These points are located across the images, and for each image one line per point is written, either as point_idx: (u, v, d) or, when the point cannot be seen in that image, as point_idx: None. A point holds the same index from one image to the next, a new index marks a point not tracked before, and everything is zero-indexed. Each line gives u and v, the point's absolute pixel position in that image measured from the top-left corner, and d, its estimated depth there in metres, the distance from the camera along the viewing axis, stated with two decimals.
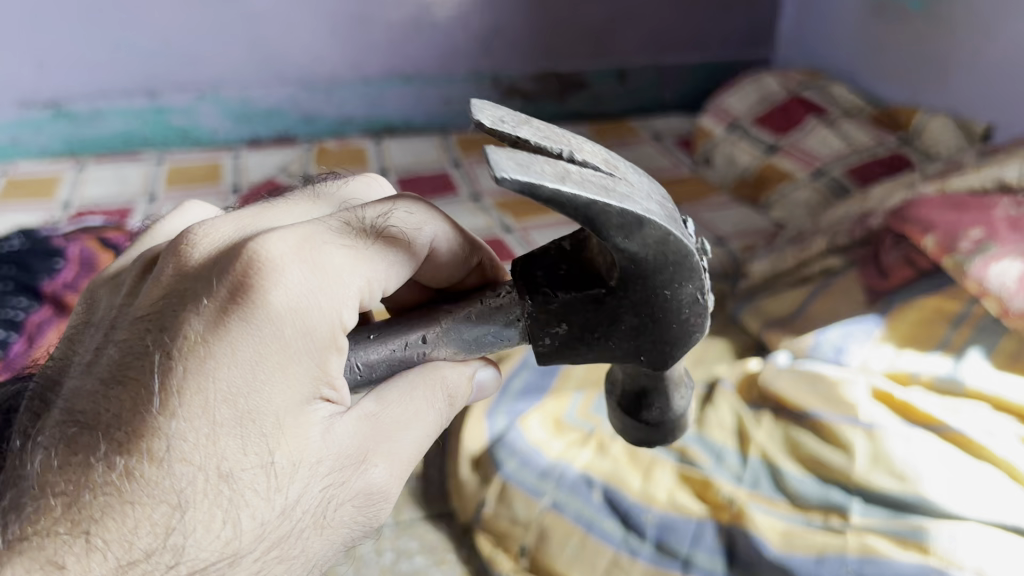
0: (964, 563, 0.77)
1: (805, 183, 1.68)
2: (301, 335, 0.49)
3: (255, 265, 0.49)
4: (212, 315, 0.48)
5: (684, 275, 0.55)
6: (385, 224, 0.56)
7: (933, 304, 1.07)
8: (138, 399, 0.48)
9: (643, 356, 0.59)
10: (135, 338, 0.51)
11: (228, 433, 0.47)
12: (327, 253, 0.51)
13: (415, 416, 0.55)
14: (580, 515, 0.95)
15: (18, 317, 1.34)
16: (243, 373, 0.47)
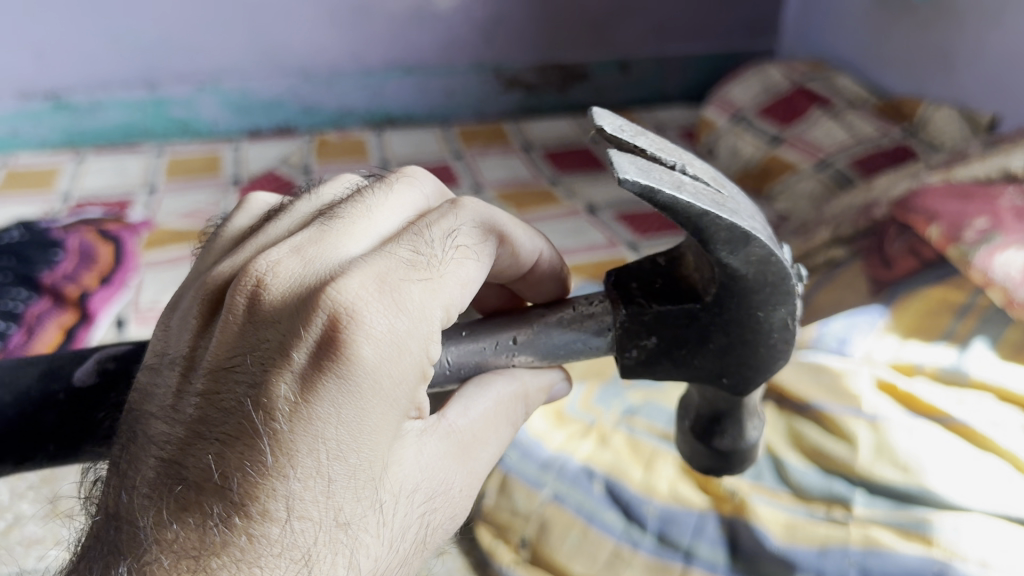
0: (967, 555, 0.77)
1: (810, 174, 1.67)
2: (396, 380, 0.45)
3: (346, 320, 0.44)
4: (305, 374, 0.44)
5: (777, 298, 0.58)
6: (453, 244, 0.51)
7: (937, 294, 1.06)
8: (243, 461, 0.44)
9: (724, 378, 0.63)
10: (221, 388, 0.46)
11: (343, 487, 0.44)
12: (405, 287, 0.46)
13: (495, 428, 0.55)
14: (581, 507, 0.95)
15: (18, 309, 1.33)
16: (347, 430, 0.44)
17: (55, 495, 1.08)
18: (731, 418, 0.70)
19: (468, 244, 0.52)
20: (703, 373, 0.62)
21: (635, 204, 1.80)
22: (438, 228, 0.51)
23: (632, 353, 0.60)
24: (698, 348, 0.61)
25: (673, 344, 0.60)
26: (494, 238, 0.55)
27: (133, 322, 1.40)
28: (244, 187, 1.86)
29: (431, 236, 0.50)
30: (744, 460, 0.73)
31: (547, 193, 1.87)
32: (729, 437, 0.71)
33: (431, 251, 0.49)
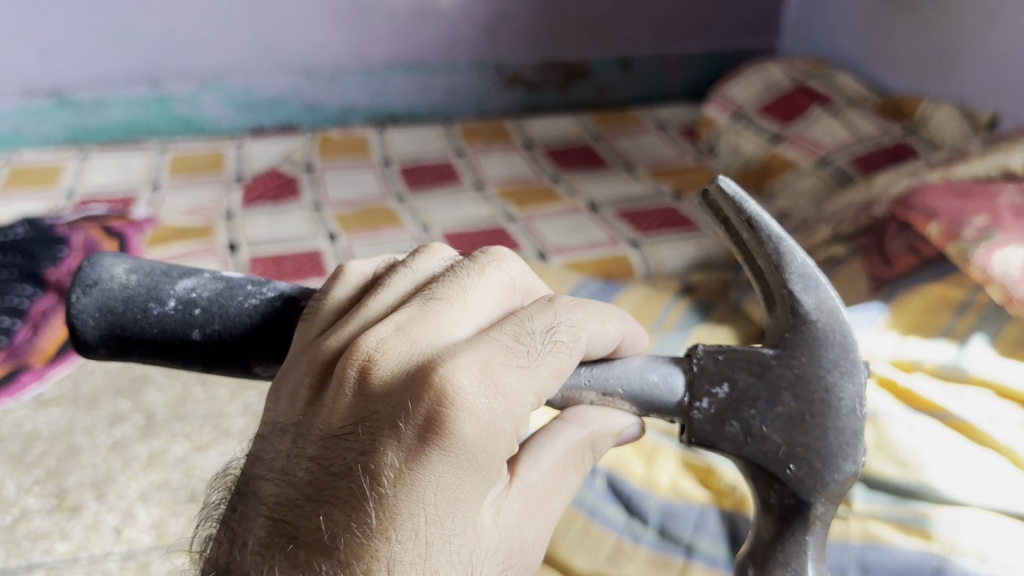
0: (966, 550, 0.78)
1: (810, 172, 1.68)
2: (494, 452, 0.42)
3: (452, 397, 0.41)
4: (410, 449, 0.41)
5: (846, 371, 0.53)
6: (551, 332, 0.46)
7: (937, 291, 1.06)
8: (348, 527, 0.41)
9: (791, 465, 0.53)
10: (326, 456, 0.43)
11: (441, 551, 0.41)
12: (507, 369, 0.42)
13: (564, 482, 0.51)
14: (583, 501, 0.95)
15: (23, 305, 1.37)
16: (446, 498, 0.41)
17: (60, 490, 1.08)
18: (789, 541, 0.57)
19: (564, 338, 0.46)
20: (767, 450, 0.53)
21: (636, 202, 1.80)
22: (539, 318, 0.45)
23: (701, 403, 0.53)
24: (766, 411, 0.53)
25: (744, 402, 0.53)
26: (584, 339, 0.48)
27: None
28: (247, 184, 1.86)
29: (532, 326, 0.45)
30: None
31: (549, 191, 1.87)
32: (791, 568, 0.57)
33: (530, 336, 0.44)
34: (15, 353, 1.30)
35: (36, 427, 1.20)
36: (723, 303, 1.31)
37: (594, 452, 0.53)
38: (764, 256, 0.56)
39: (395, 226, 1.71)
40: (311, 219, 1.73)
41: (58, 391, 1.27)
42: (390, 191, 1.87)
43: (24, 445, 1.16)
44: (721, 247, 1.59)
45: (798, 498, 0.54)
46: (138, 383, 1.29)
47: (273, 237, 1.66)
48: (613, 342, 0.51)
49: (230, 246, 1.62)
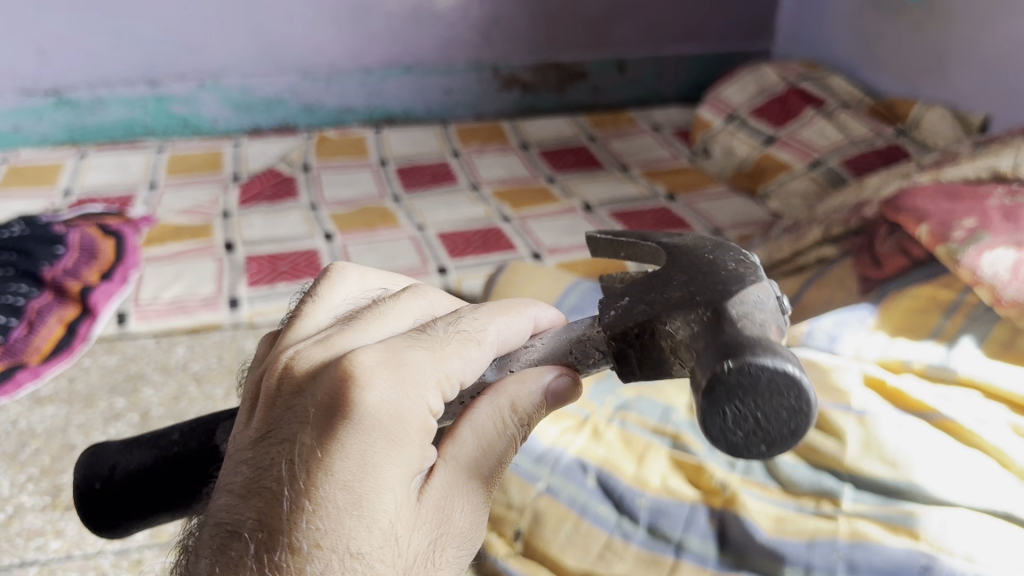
0: (953, 550, 0.78)
1: (803, 174, 1.69)
2: (406, 422, 0.43)
3: (355, 374, 0.43)
4: (320, 424, 0.43)
5: (722, 249, 0.55)
6: (453, 325, 0.48)
7: (926, 292, 1.07)
8: (271, 514, 0.42)
9: (697, 298, 0.49)
10: (255, 452, 0.45)
11: (354, 517, 0.41)
12: (408, 353, 0.45)
13: (487, 448, 0.47)
14: (574, 500, 0.97)
15: (19, 302, 1.38)
16: (355, 464, 0.41)
17: (56, 487, 1.09)
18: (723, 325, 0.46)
19: (468, 328, 0.48)
20: (671, 303, 0.50)
21: (630, 203, 1.81)
22: (443, 317, 0.48)
23: (611, 312, 0.52)
24: (665, 288, 0.52)
25: (641, 291, 0.52)
26: (493, 334, 0.49)
27: (133, 318, 1.41)
28: (244, 183, 1.87)
29: (436, 325, 0.47)
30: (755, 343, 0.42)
31: (544, 191, 1.88)
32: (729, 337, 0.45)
33: (433, 326, 0.47)
34: (11, 351, 1.30)
35: (31, 424, 1.20)
36: None
37: (514, 414, 0.48)
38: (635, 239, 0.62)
39: (391, 225, 1.72)
40: (307, 219, 1.74)
41: (54, 388, 1.28)
42: (387, 191, 1.88)
43: (20, 442, 1.17)
44: None
45: (715, 304, 0.48)
46: (133, 381, 1.29)
47: (269, 236, 1.67)
48: (523, 329, 0.52)
49: (227, 246, 1.63)
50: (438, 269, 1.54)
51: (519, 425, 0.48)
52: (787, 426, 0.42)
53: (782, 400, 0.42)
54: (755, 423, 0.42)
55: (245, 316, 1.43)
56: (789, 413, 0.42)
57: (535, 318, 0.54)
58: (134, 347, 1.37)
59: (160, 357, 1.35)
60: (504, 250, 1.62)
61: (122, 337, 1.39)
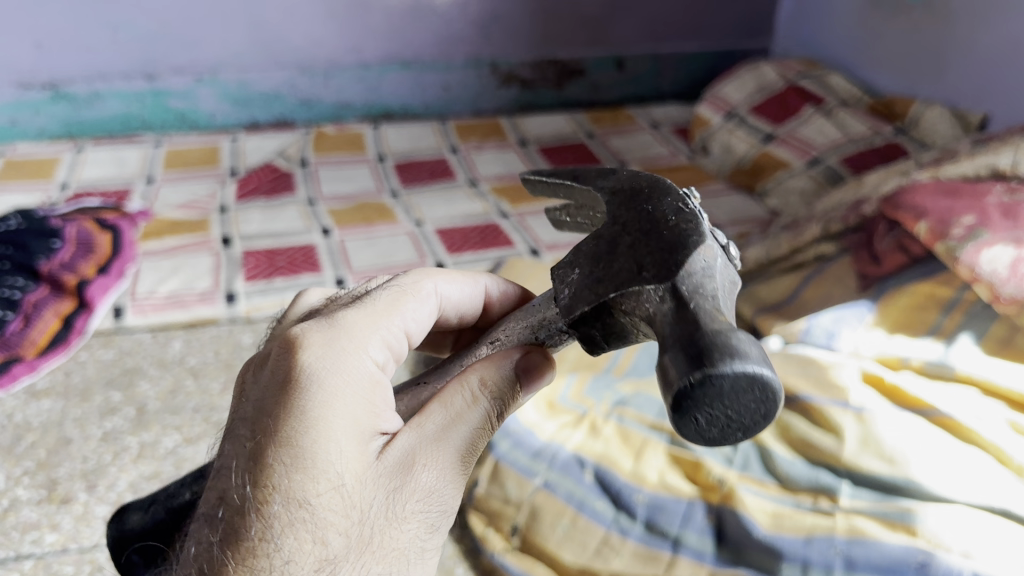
0: (951, 546, 0.79)
1: (801, 171, 1.69)
2: (342, 376, 0.50)
3: (297, 343, 0.51)
4: (268, 395, 0.50)
5: (663, 196, 0.57)
6: (390, 288, 0.59)
7: (925, 289, 1.07)
8: (231, 483, 0.49)
9: (648, 271, 0.52)
10: (227, 437, 0.52)
11: (297, 467, 0.47)
12: (345, 318, 0.54)
13: (458, 416, 0.50)
14: (572, 495, 0.97)
15: (15, 296, 1.38)
16: (296, 421, 0.48)
17: (50, 481, 1.09)
18: (699, 327, 0.46)
19: (404, 285, 0.59)
20: (624, 277, 0.53)
21: None
22: (380, 287, 0.59)
23: (564, 292, 0.56)
24: (614, 257, 0.55)
25: (592, 263, 0.56)
26: (428, 289, 0.60)
27: (130, 311, 1.41)
28: (242, 178, 1.86)
29: (374, 293, 0.58)
30: (728, 344, 0.43)
31: None
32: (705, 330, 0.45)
33: (372, 293, 0.58)
34: (7, 345, 1.30)
35: (26, 418, 1.20)
36: None
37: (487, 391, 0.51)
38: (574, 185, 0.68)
39: (389, 221, 1.72)
40: (304, 214, 1.74)
41: (50, 381, 1.27)
42: (385, 187, 1.88)
43: (15, 436, 1.16)
44: None
45: (666, 281, 0.50)
46: (129, 374, 1.29)
47: (267, 231, 1.66)
48: (479, 295, 0.67)
49: (225, 240, 1.63)
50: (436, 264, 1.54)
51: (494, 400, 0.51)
52: (757, 413, 0.44)
53: (748, 395, 0.43)
54: (726, 421, 0.44)
55: (242, 311, 1.43)
56: (757, 403, 0.43)
57: (487, 287, 0.68)
58: (131, 342, 1.36)
59: (156, 352, 1.34)
60: (502, 246, 1.61)
61: (118, 331, 1.38)
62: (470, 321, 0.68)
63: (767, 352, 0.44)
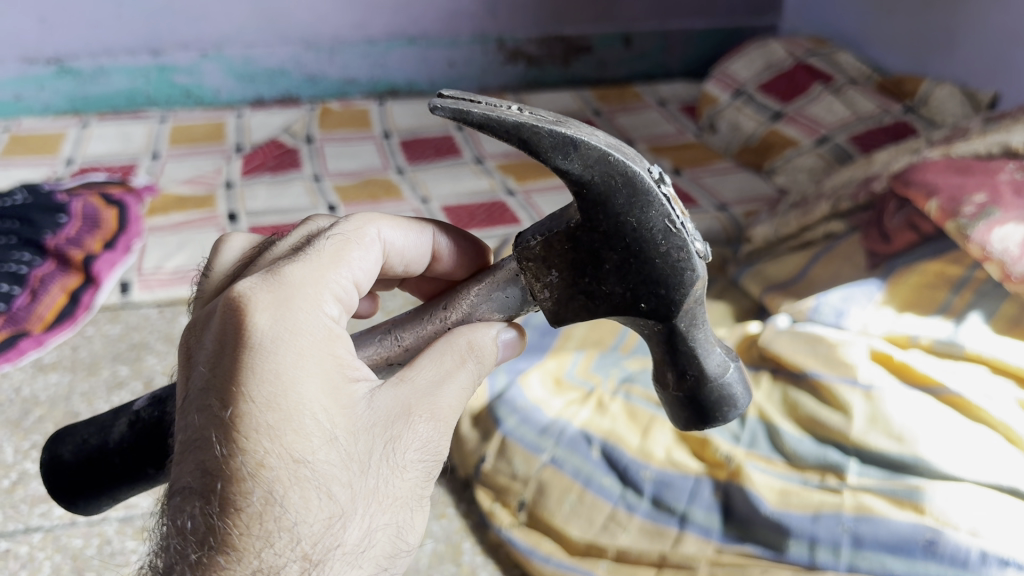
0: (959, 524, 0.80)
1: (809, 149, 1.69)
2: (305, 334, 0.51)
3: (243, 304, 0.51)
4: (229, 365, 0.49)
5: (641, 204, 0.55)
6: (332, 235, 0.59)
7: (935, 268, 1.05)
8: (206, 457, 0.47)
9: (642, 303, 0.58)
10: (179, 419, 0.50)
11: (284, 427, 0.47)
12: (290, 273, 0.54)
13: (448, 374, 0.55)
14: (578, 471, 0.98)
15: (21, 271, 1.38)
16: (269, 384, 0.48)
17: None
18: (698, 366, 0.64)
19: (347, 233, 0.60)
20: (617, 302, 0.59)
21: None
22: (318, 237, 0.59)
23: (545, 295, 0.60)
24: (598, 273, 0.58)
25: (573, 272, 0.58)
26: (371, 232, 0.61)
27: (136, 287, 1.41)
28: (247, 154, 1.86)
29: (317, 242, 0.59)
30: (726, 399, 0.65)
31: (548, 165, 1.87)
32: (705, 373, 0.64)
33: (315, 244, 0.58)
34: (14, 320, 1.30)
35: (34, 392, 1.20)
36: (721, 279, 1.32)
37: (475, 352, 0.57)
38: (513, 144, 0.54)
39: (395, 198, 1.71)
40: (310, 190, 1.73)
41: (57, 356, 1.28)
42: (391, 164, 1.87)
43: (23, 410, 1.17)
44: (721, 222, 1.52)
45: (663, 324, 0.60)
46: (137, 349, 1.29)
47: (273, 207, 1.66)
48: (425, 245, 0.67)
49: (231, 216, 1.62)
50: None
51: (478, 360, 0.57)
52: None
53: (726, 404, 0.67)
54: None
55: None
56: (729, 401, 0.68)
57: (433, 236, 0.68)
58: (137, 317, 1.37)
59: (163, 327, 1.34)
60: (506, 223, 1.61)
61: (124, 306, 1.38)
62: (416, 271, 0.68)
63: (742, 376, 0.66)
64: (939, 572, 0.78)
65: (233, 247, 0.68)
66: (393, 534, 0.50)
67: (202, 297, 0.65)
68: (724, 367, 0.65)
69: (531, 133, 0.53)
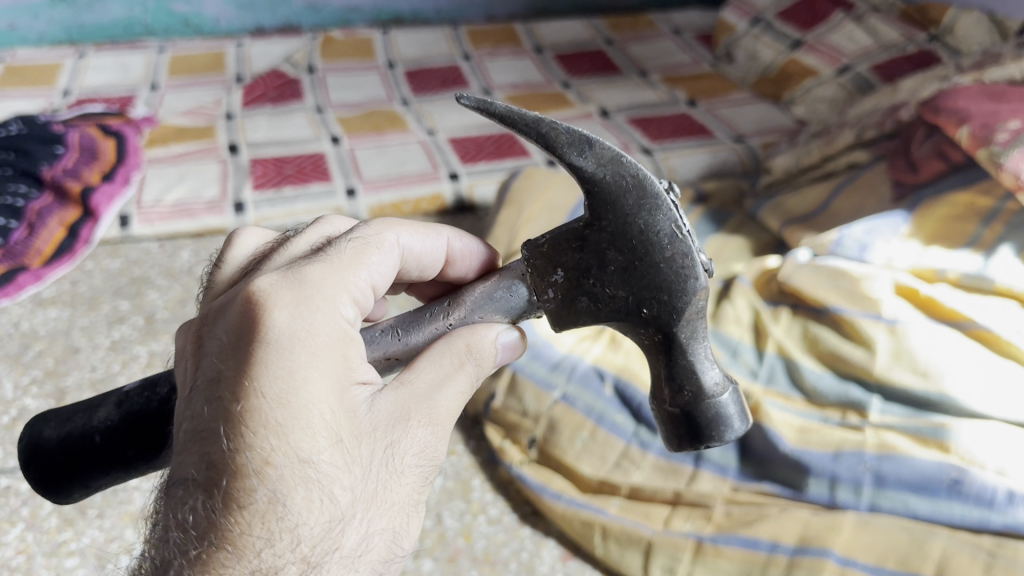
0: (985, 463, 0.77)
1: (830, 79, 1.63)
2: (320, 334, 0.48)
3: (262, 300, 0.48)
4: (240, 360, 0.47)
5: (650, 207, 0.53)
6: (351, 238, 0.56)
7: (964, 198, 1.00)
8: (212, 450, 0.45)
9: (644, 310, 0.56)
10: (185, 408, 0.48)
11: (294, 426, 0.45)
12: (310, 272, 0.51)
13: (447, 377, 0.53)
14: (590, 408, 0.95)
15: (18, 206, 1.31)
16: (282, 380, 0.45)
17: (59, 390, 1.07)
18: (692, 380, 0.59)
19: (366, 236, 0.56)
20: (619, 306, 0.56)
21: (650, 108, 1.73)
22: (336, 240, 0.56)
23: (549, 294, 0.58)
24: (603, 274, 0.56)
25: (578, 274, 0.57)
26: (391, 237, 0.57)
27: (136, 220, 1.37)
28: (248, 84, 1.81)
29: (334, 245, 0.55)
30: (717, 419, 0.59)
31: (558, 95, 1.81)
32: (697, 389, 0.59)
33: (333, 246, 0.54)
34: (11, 255, 1.26)
35: (33, 327, 1.18)
36: (738, 213, 1.28)
37: (473, 357, 0.55)
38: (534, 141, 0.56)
39: (401, 129, 1.67)
40: (313, 122, 1.69)
41: (57, 291, 1.25)
42: (396, 95, 1.82)
43: (23, 344, 1.14)
44: (738, 155, 1.47)
45: (664, 334, 0.57)
46: (138, 284, 1.27)
47: (275, 139, 1.62)
48: (442, 250, 0.63)
49: (232, 147, 1.58)
50: (449, 175, 1.49)
51: (476, 364, 0.55)
52: None
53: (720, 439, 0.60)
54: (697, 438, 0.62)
55: (251, 221, 1.39)
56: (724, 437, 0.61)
57: (449, 240, 0.64)
58: (138, 252, 1.34)
59: (164, 262, 1.32)
60: (515, 156, 1.57)
61: (124, 240, 1.35)
62: (430, 276, 0.65)
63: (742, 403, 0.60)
64: (964, 512, 0.76)
65: (247, 243, 0.64)
66: (388, 539, 0.48)
67: (212, 292, 0.61)
68: (721, 385, 0.59)
69: (549, 129, 0.55)
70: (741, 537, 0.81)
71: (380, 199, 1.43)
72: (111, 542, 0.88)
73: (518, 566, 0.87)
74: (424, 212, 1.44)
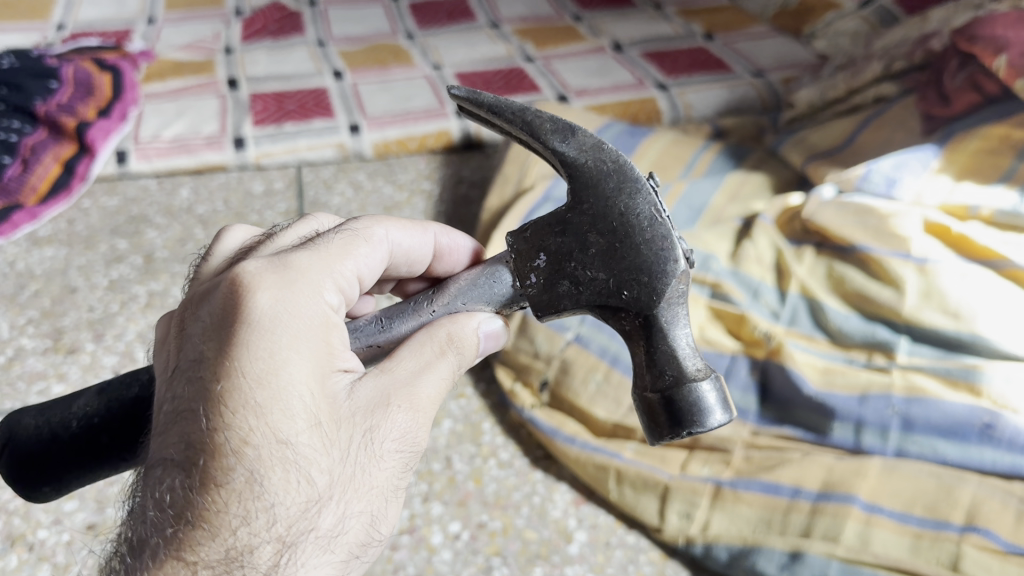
0: (1019, 408, 0.75)
1: (853, 12, 1.57)
2: (302, 318, 0.46)
3: (245, 284, 0.47)
4: (221, 342, 0.45)
5: (630, 190, 0.54)
6: (339, 230, 0.55)
7: (1000, 131, 0.95)
8: (192, 431, 0.44)
9: (625, 292, 0.54)
10: (166, 392, 0.47)
11: (273, 405, 0.43)
12: (296, 259, 0.50)
13: (427, 367, 0.50)
14: (605, 349, 0.92)
15: (11, 139, 1.25)
16: (262, 360, 0.44)
17: (56, 331, 1.03)
18: (673, 363, 0.54)
19: (354, 229, 0.55)
20: (599, 290, 0.55)
21: (665, 43, 1.67)
22: (325, 231, 0.55)
23: (532, 280, 0.57)
24: (584, 257, 0.55)
25: (560, 258, 0.56)
26: (379, 232, 0.56)
27: (134, 155, 1.33)
28: (247, 18, 1.75)
29: (323, 235, 0.54)
30: (696, 397, 0.52)
31: (569, 29, 1.75)
32: (678, 371, 0.53)
33: (321, 237, 0.54)
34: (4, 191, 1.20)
35: (28, 266, 1.14)
36: (758, 149, 1.23)
37: (455, 347, 0.53)
38: (521, 132, 0.59)
39: (405, 64, 1.61)
40: (314, 56, 1.63)
41: (53, 230, 1.21)
42: (400, 28, 1.76)
43: (18, 285, 1.11)
44: (757, 91, 1.42)
45: (644, 316, 0.54)
46: (136, 223, 1.23)
47: (275, 74, 1.56)
48: (428, 243, 0.63)
49: (231, 82, 1.53)
50: (456, 110, 1.45)
51: (458, 355, 0.52)
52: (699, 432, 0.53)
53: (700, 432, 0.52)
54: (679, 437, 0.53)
55: (252, 157, 1.34)
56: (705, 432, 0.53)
57: (437, 235, 0.63)
58: (136, 189, 1.30)
59: (162, 200, 1.28)
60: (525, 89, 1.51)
61: (122, 177, 1.32)
62: (419, 270, 0.64)
63: (726, 396, 0.53)
64: (995, 457, 0.73)
65: (235, 238, 0.61)
66: (366, 523, 0.46)
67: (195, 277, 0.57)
68: (705, 370, 0.53)
69: (535, 117, 0.58)
70: (762, 482, 0.78)
71: (383, 136, 1.40)
72: (111, 485, 0.85)
73: (530, 510, 0.84)
74: (430, 148, 1.40)
